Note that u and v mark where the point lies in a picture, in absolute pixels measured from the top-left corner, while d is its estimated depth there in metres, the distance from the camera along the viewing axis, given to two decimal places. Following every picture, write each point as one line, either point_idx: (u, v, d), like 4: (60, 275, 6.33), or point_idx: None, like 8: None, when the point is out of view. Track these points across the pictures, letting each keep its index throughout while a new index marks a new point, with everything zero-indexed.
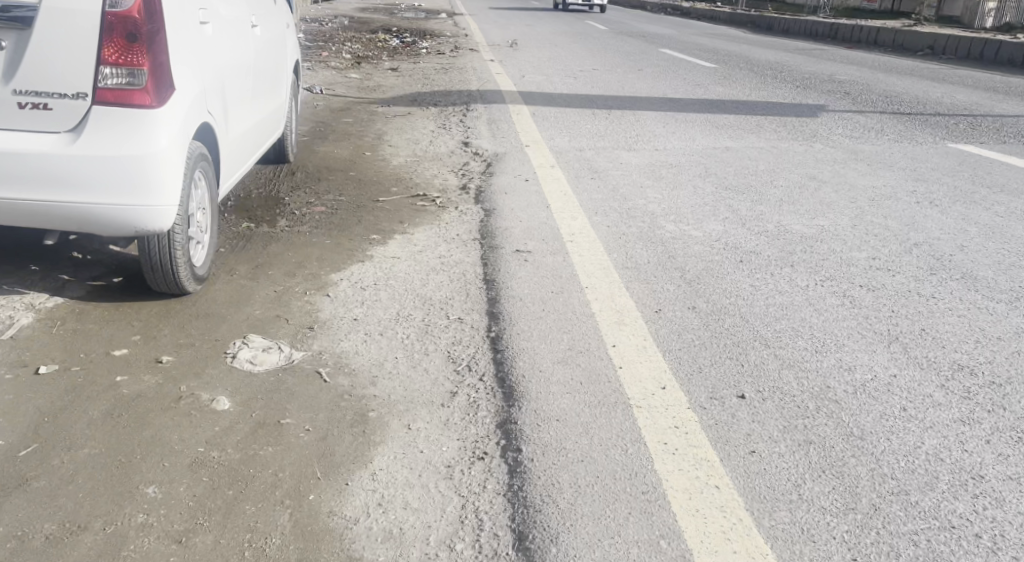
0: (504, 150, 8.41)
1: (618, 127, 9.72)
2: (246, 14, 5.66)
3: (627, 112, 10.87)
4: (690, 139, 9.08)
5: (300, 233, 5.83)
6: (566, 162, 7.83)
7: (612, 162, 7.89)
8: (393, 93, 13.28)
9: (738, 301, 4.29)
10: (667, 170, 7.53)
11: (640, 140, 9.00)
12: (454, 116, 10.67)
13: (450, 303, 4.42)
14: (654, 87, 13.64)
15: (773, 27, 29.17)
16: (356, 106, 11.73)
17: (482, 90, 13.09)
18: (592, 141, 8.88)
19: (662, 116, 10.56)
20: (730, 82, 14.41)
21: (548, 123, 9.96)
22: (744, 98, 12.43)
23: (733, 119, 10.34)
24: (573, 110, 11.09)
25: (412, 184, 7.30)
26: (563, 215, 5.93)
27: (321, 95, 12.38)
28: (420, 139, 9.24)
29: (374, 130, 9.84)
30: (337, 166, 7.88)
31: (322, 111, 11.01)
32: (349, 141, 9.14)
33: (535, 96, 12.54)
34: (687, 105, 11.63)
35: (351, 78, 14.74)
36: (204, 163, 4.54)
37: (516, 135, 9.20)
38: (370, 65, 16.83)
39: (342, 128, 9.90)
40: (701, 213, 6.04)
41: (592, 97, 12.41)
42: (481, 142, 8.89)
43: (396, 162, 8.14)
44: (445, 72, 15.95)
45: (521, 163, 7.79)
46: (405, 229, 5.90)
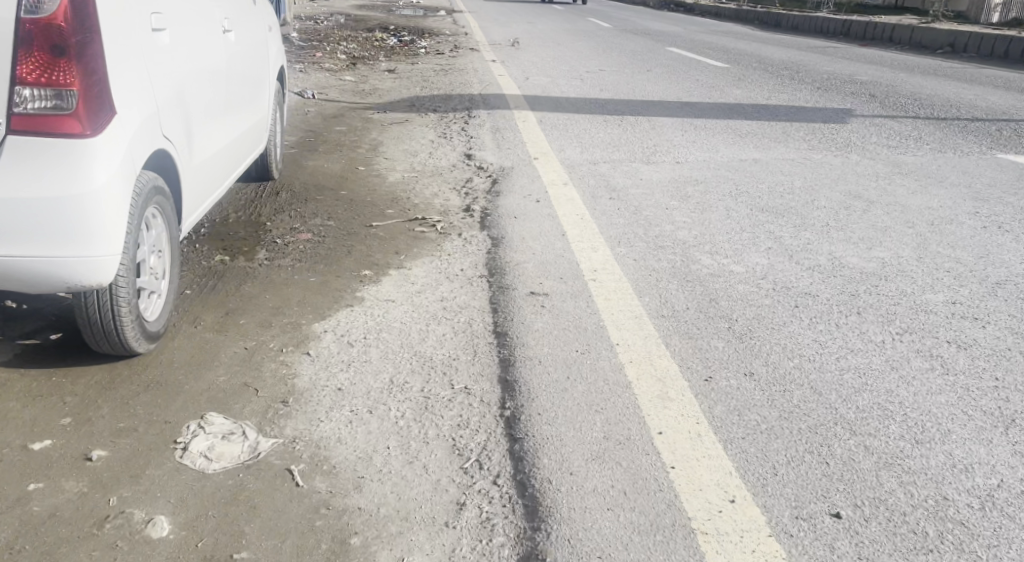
0: (512, 164, 7.68)
1: (632, 136, 8.99)
2: (217, 15, 4.91)
3: (639, 119, 10.14)
4: (713, 150, 8.35)
5: (281, 268, 5.08)
6: (581, 178, 7.11)
7: (631, 178, 7.16)
8: (390, 97, 12.52)
9: (801, 363, 3.56)
10: (693, 186, 6.81)
11: (660, 151, 8.27)
12: (455, 124, 9.92)
13: (454, 364, 3.68)
14: (667, 90, 12.91)
15: (781, 24, 28.42)
16: (349, 112, 10.97)
17: (484, 94, 12.35)
18: (607, 153, 8.15)
19: (679, 124, 9.82)
20: (746, 84, 13.69)
21: (557, 131, 9.23)
22: (764, 102, 11.68)
23: (756, 126, 9.61)
24: (582, 116, 10.35)
25: (410, 204, 6.57)
26: (583, 246, 5.21)
27: (313, 101, 11.64)
28: (419, 150, 8.51)
29: (369, 140, 9.09)
30: (327, 183, 7.13)
31: (313, 119, 10.28)
32: (340, 153, 8.39)
33: (540, 100, 11.78)
34: (704, 111, 10.90)
35: (345, 81, 13.97)
36: (159, 198, 3.79)
37: (524, 145, 8.47)
38: (365, 67, 16.05)
39: (333, 139, 9.15)
40: (739, 242, 5.31)
41: (601, 101, 11.66)
42: (486, 154, 8.15)
43: (392, 178, 7.40)
44: (445, 73, 15.22)
45: (532, 179, 7.07)
46: (401, 263, 5.17)
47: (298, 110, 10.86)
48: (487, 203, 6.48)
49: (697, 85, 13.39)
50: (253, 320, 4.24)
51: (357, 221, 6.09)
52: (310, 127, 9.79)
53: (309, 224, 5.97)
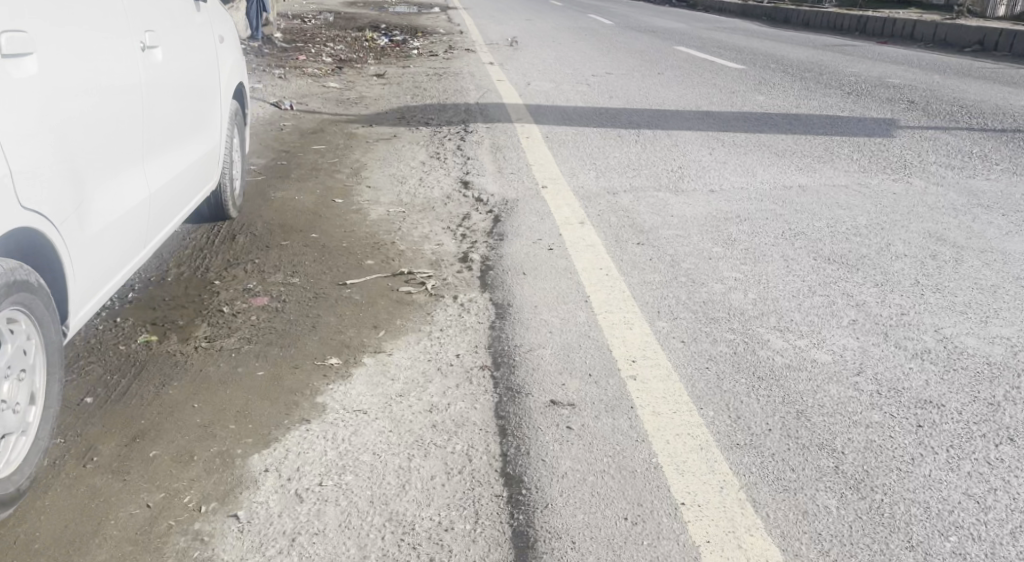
0: (518, 196, 6.55)
1: (653, 158, 7.87)
2: (134, 26, 3.82)
3: (656, 135, 9.01)
4: (748, 173, 7.22)
5: (225, 356, 3.93)
6: (601, 213, 5.99)
7: (660, 213, 6.06)
8: (378, 107, 11.38)
9: (961, 541, 2.59)
10: (737, 225, 5.69)
11: (687, 176, 7.15)
12: (450, 142, 8.79)
13: (446, 538, 2.61)
14: (683, 96, 11.80)
15: (790, 19, 27.27)
16: (331, 127, 9.83)
17: (483, 103, 11.24)
18: (627, 180, 7.03)
19: (704, 141, 8.70)
20: (769, 89, 12.57)
21: (567, 152, 8.11)
22: (793, 112, 10.56)
23: (792, 143, 8.48)
24: (594, 132, 9.22)
25: (396, 252, 5.44)
26: (614, 320, 4.08)
27: (292, 113, 10.53)
28: (407, 178, 7.38)
29: (350, 163, 7.96)
30: (296, 223, 5.97)
31: (291, 137, 9.17)
32: (316, 182, 7.26)
33: (545, 111, 10.64)
34: (729, 123, 9.78)
35: (330, 88, 12.85)
36: (18, 294, 2.67)
37: (531, 171, 7.34)
38: (352, 71, 14.90)
39: (309, 161, 8.02)
40: (810, 311, 4.17)
41: (612, 113, 10.52)
42: (487, 183, 7.03)
43: (376, 214, 6.26)
44: (440, 78, 14.08)
45: (543, 216, 5.94)
46: (379, 345, 4.03)
47: (273, 125, 9.72)
48: (490, 248, 5.34)
49: (715, 92, 12.25)
50: (169, 448, 3.08)
51: (329, 280, 4.94)
52: (284, 147, 8.66)
53: (270, 287, 4.81)
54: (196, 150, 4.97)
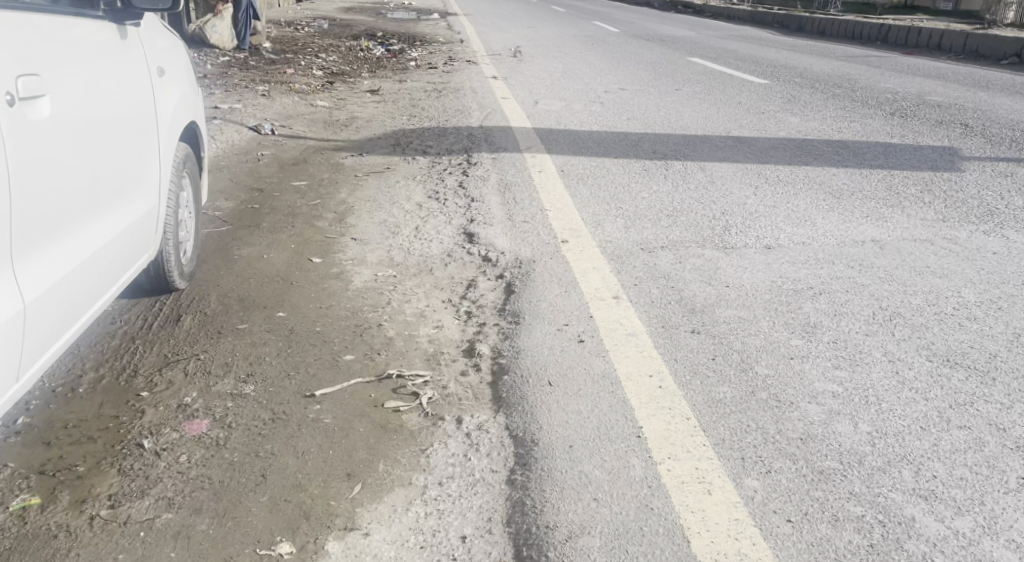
0: (535, 259, 5.42)
1: (689, 202, 6.73)
2: None
3: (686, 170, 7.87)
4: (807, 223, 6.08)
5: (132, 539, 2.82)
6: (639, 284, 4.86)
7: (710, 281, 4.93)
8: (369, 131, 10.25)
9: None
10: (812, 301, 4.54)
11: (735, 228, 6.01)
12: (452, 180, 7.66)
13: None
14: (710, 118, 10.67)
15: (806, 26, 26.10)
16: (315, 157, 8.72)
17: (487, 126, 10.11)
18: (664, 234, 5.89)
19: (744, 177, 7.55)
20: (802, 108, 11.43)
21: (588, 195, 6.98)
22: (836, 138, 9.42)
23: (846, 180, 7.33)
24: (615, 165, 8.08)
25: (383, 342, 4.30)
26: (682, 472, 2.98)
27: (273, 140, 9.42)
28: (401, 231, 6.26)
29: (334, 208, 6.84)
30: (260, 297, 4.82)
31: (268, 171, 8.06)
32: (292, 233, 6.13)
33: (557, 137, 9.50)
34: (767, 151, 8.65)
35: (317, 107, 11.73)
36: None
37: (548, 222, 6.21)
38: (344, 86, 13.81)
39: (287, 205, 6.90)
40: (954, 459, 3.03)
41: (632, 139, 9.38)
42: (496, 237, 5.91)
43: (360, 283, 5.13)
44: (440, 94, 12.96)
45: (568, 289, 4.80)
46: (346, 517, 2.88)
47: (250, 155, 8.60)
48: (503, 338, 4.19)
49: (744, 112, 11.11)
50: None
51: (294, 391, 3.76)
52: (260, 184, 7.53)
53: (213, 404, 3.64)
54: (118, 222, 3.86)
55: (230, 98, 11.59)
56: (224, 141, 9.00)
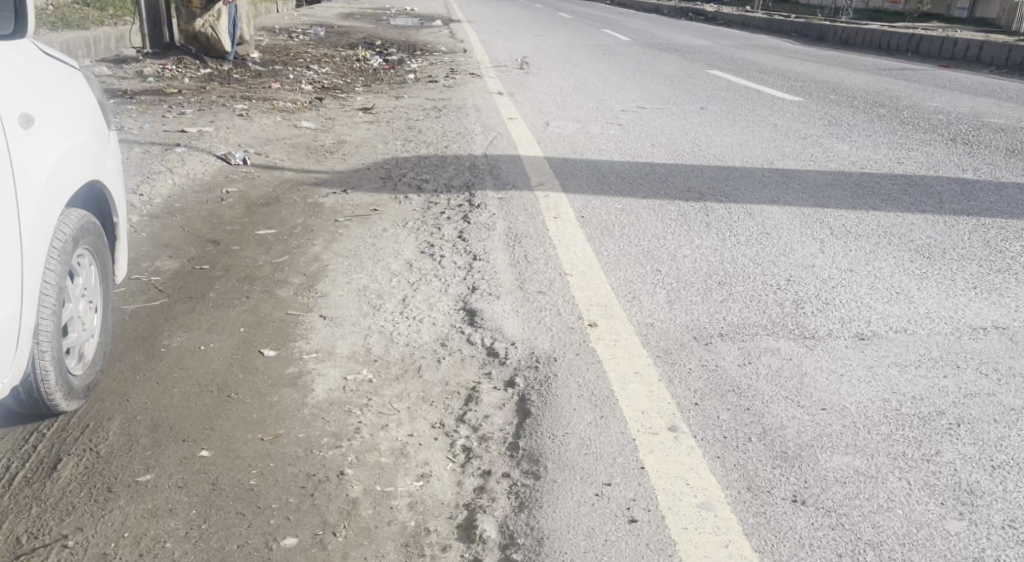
0: (557, 357, 4.11)
1: (741, 265, 5.42)
2: None
3: (728, 215, 6.55)
4: (900, 298, 4.77)
5: None
6: (703, 404, 3.54)
7: (797, 397, 3.62)
8: (357, 159, 8.95)
9: None
10: (951, 438, 3.24)
11: (810, 306, 4.70)
12: (450, 228, 6.37)
13: None
14: (746, 144, 9.36)
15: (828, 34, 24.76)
16: (291, 195, 7.44)
17: (492, 154, 8.82)
18: (720, 316, 4.59)
19: (803, 226, 6.24)
20: (848, 131, 10.11)
21: (617, 253, 5.67)
22: (897, 170, 8.11)
23: (930, 232, 6.01)
24: (646, 209, 6.77)
25: (343, 513, 2.97)
26: None
27: (243, 172, 8.14)
28: (383, 304, 4.95)
29: (302, 269, 5.55)
30: (179, 427, 3.48)
31: (231, 214, 6.77)
32: (242, 308, 4.82)
33: (573, 168, 8.20)
34: (822, 189, 7.33)
35: (301, 129, 10.45)
36: None
37: (569, 296, 4.91)
38: (335, 103, 12.53)
39: (246, 264, 5.61)
40: None
41: (660, 170, 8.08)
42: (505, 318, 4.60)
43: (322, 397, 3.81)
44: (439, 112, 11.67)
45: (605, 416, 3.47)
46: None
47: (213, 193, 7.30)
48: (517, 509, 2.95)
49: (783, 136, 9.79)
50: None
51: None
52: (218, 233, 6.24)
53: None
54: None
55: (202, 118, 10.30)
56: (184, 174, 7.70)
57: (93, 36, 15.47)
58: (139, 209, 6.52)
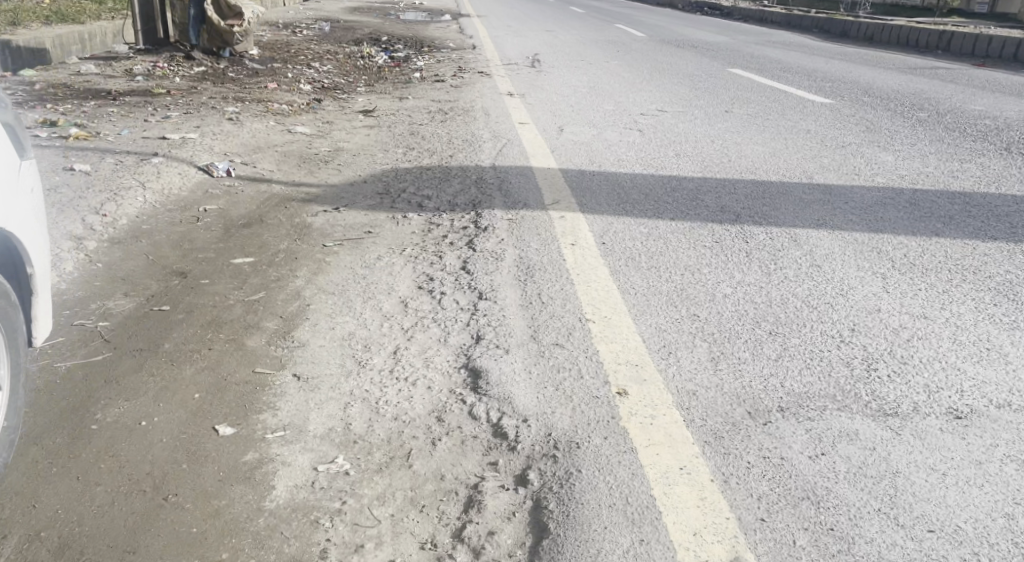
0: (581, 442, 3.32)
1: (793, 310, 4.59)
2: None
3: (770, 243, 5.72)
4: (994, 358, 3.96)
5: None
6: (773, 521, 2.98)
7: (887, 511, 3.02)
8: (353, 170, 8.15)
9: None
10: None
11: (885, 367, 3.89)
12: (452, 257, 5.58)
13: None
14: (780, 153, 8.52)
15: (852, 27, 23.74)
16: (275, 214, 6.66)
17: (500, 165, 8.02)
18: (776, 382, 3.78)
19: (858, 257, 5.42)
20: (889, 138, 9.26)
21: (644, 293, 4.86)
22: (954, 184, 7.25)
23: (1008, 267, 5.17)
24: (675, 233, 5.95)
25: None
26: None
27: (225, 186, 7.35)
28: (370, 360, 4.13)
29: (278, 311, 4.74)
30: (94, 549, 2.90)
31: (205, 238, 5.98)
32: (199, 367, 4.00)
33: (591, 182, 7.38)
34: (872, 208, 6.49)
35: (295, 134, 9.66)
36: None
37: (592, 354, 4.09)
38: (334, 105, 11.74)
39: (212, 302, 4.80)
40: None
41: (687, 185, 7.25)
42: (515, 382, 3.80)
43: (281, 503, 3.05)
44: (445, 115, 10.87)
45: (647, 540, 2.94)
46: None
47: (188, 212, 6.53)
48: None
49: (819, 144, 8.94)
50: None
51: None
52: (186, 262, 5.45)
53: None
54: None
55: (187, 123, 9.48)
56: (157, 189, 6.90)
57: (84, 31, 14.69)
58: (99, 233, 5.72)
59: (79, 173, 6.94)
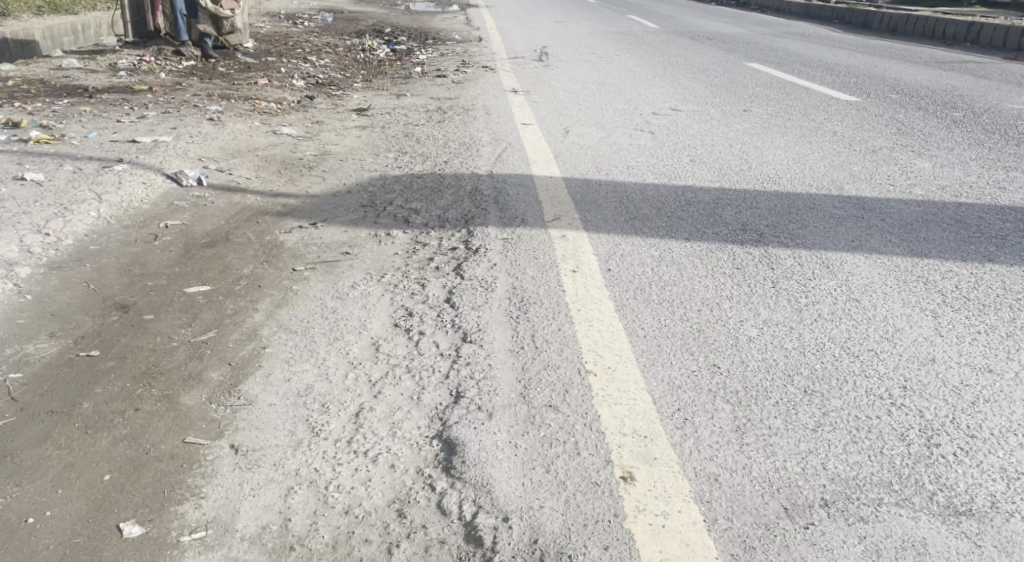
0: (574, 554, 2.90)
1: (832, 363, 3.88)
2: None
3: (800, 270, 5.02)
4: None
5: None
6: None
7: None
8: (338, 177, 7.47)
9: None
10: None
11: (948, 437, 3.30)
12: (436, 287, 4.90)
13: None
14: (805, 159, 7.81)
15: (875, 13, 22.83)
16: (245, 231, 5.98)
17: (499, 172, 7.33)
18: (818, 464, 3.19)
19: (903, 288, 4.72)
20: (923, 141, 8.52)
21: (655, 336, 4.18)
22: (1003, 198, 6.51)
23: None
24: (691, 258, 5.24)
25: None
26: None
27: (194, 196, 6.68)
28: (326, 426, 3.44)
29: (226, 358, 4.05)
30: None
31: (161, 260, 5.31)
32: (117, 437, 3.32)
33: (597, 193, 6.68)
34: (913, 227, 5.77)
35: (280, 135, 8.99)
36: None
37: (592, 423, 3.39)
38: (327, 103, 11.08)
39: (151, 344, 4.12)
40: None
41: (704, 197, 6.54)
42: (494, 469, 3.16)
43: None
44: (445, 115, 10.19)
45: None
46: None
47: (147, 227, 5.86)
48: None
49: (847, 148, 8.23)
50: None
51: None
52: (132, 291, 4.77)
53: None
54: None
55: (163, 124, 8.80)
56: (115, 201, 6.22)
57: (78, 23, 14.12)
58: (37, 257, 5.07)
59: (30, 183, 6.29)
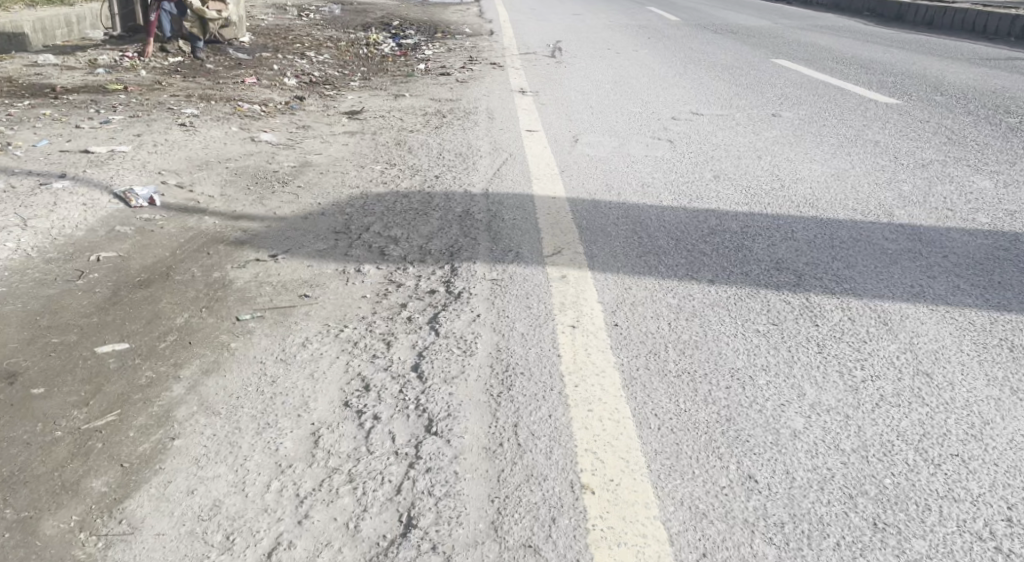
0: None
1: (906, 478, 3.06)
2: None
3: (851, 328, 4.07)
4: None
5: None
6: None
7: None
8: (312, 195, 6.54)
9: None
10: None
11: None
12: (402, 347, 3.97)
13: None
14: (844, 175, 6.86)
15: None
16: (190, 264, 5.08)
17: (495, 190, 6.42)
18: None
19: (988, 359, 3.76)
20: (978, 153, 7.52)
21: (671, 432, 3.25)
22: None
23: None
24: (717, 307, 4.31)
25: None
26: None
27: (141, 217, 5.79)
28: None
29: (119, 458, 3.16)
30: None
31: (78, 306, 4.43)
32: None
33: (606, 218, 5.74)
34: (983, 267, 4.81)
35: (257, 142, 8.11)
36: None
37: None
38: (318, 104, 10.20)
39: (27, 438, 3.25)
40: None
41: (731, 225, 5.60)
42: None
43: None
44: (443, 119, 9.30)
45: None
46: None
47: (74, 260, 4.99)
48: None
49: (893, 161, 7.27)
50: None
51: None
52: (28, 356, 3.92)
53: None
54: None
55: (127, 130, 7.92)
56: (44, 227, 5.36)
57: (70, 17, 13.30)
58: None
59: None
